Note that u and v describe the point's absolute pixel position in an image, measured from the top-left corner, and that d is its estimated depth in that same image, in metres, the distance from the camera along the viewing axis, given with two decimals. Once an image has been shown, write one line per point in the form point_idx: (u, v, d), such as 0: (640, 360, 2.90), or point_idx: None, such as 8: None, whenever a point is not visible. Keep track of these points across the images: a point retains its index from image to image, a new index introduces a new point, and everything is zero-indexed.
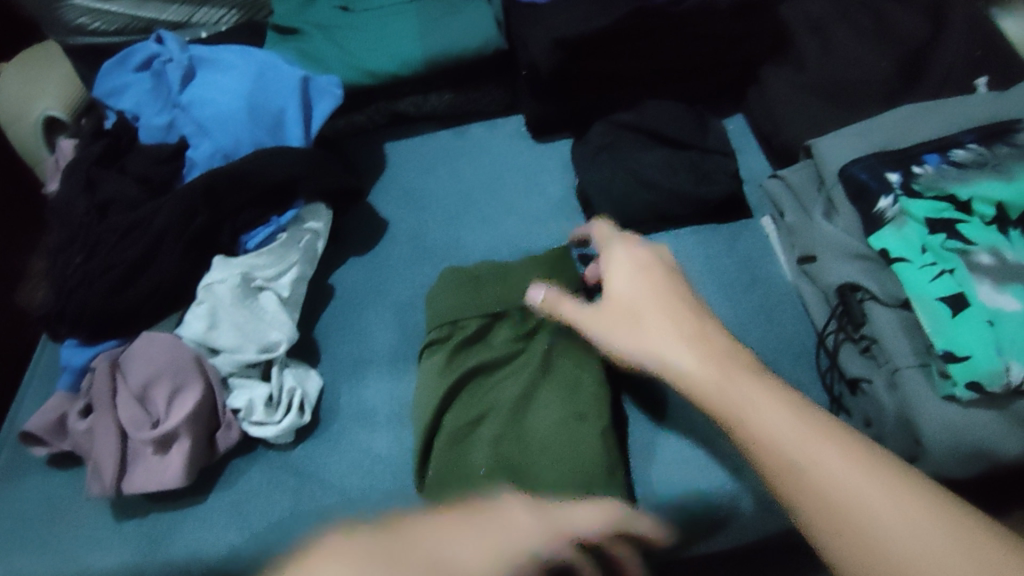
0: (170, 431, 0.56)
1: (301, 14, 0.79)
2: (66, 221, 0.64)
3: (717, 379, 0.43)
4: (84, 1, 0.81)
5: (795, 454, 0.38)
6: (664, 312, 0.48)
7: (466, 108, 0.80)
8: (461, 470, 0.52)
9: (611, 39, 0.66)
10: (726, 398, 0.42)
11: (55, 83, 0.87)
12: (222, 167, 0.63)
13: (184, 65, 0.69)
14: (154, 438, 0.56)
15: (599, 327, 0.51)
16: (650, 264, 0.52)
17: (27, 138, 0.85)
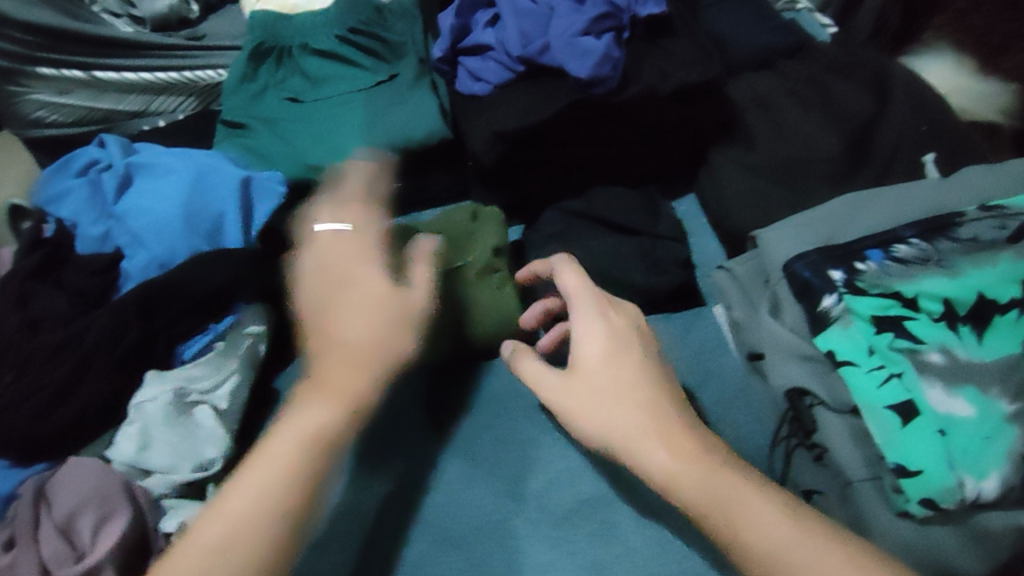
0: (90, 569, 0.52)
1: (250, 108, 0.81)
2: None
3: (623, 411, 0.45)
4: (42, 96, 0.85)
5: (671, 481, 0.43)
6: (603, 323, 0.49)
7: (417, 197, 0.80)
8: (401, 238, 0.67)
9: (554, 131, 0.65)
10: (623, 430, 0.45)
11: (13, 182, 0.90)
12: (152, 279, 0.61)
13: (121, 172, 0.67)
14: (78, 574, 0.51)
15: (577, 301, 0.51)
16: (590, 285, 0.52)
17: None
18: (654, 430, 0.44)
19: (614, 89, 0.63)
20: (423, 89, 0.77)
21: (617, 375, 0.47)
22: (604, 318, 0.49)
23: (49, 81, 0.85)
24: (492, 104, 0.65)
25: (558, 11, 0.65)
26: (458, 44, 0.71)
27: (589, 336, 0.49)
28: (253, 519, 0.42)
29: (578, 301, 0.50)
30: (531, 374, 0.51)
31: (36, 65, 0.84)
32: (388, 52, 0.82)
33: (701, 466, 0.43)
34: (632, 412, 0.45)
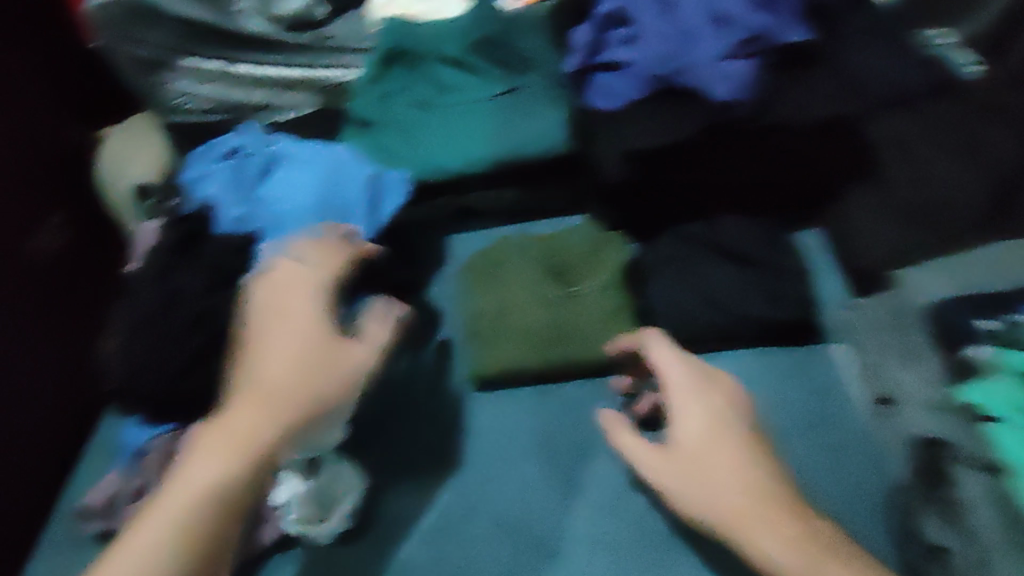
0: None
1: (377, 108, 0.84)
2: (136, 305, 0.62)
3: (742, 497, 0.49)
4: (186, 84, 0.90)
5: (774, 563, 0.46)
6: (709, 411, 0.54)
7: (532, 206, 0.81)
8: (491, 273, 0.71)
9: (682, 156, 0.66)
10: (740, 515, 0.48)
11: (139, 154, 0.95)
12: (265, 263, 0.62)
13: (264, 160, 0.72)
14: None
15: (679, 379, 0.56)
16: (706, 370, 0.56)
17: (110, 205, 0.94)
18: (764, 512, 0.48)
19: (750, 116, 0.64)
20: (551, 102, 0.78)
21: (735, 460, 0.51)
22: (700, 396, 0.54)
23: (193, 72, 0.90)
24: (624, 125, 0.67)
25: (698, 35, 0.67)
26: (592, 59, 0.72)
27: (689, 411, 0.54)
28: (184, 523, 0.49)
29: (670, 376, 0.56)
30: (631, 443, 0.56)
31: (184, 58, 0.89)
32: (518, 65, 0.84)
33: (805, 554, 0.45)
34: (736, 490, 0.49)
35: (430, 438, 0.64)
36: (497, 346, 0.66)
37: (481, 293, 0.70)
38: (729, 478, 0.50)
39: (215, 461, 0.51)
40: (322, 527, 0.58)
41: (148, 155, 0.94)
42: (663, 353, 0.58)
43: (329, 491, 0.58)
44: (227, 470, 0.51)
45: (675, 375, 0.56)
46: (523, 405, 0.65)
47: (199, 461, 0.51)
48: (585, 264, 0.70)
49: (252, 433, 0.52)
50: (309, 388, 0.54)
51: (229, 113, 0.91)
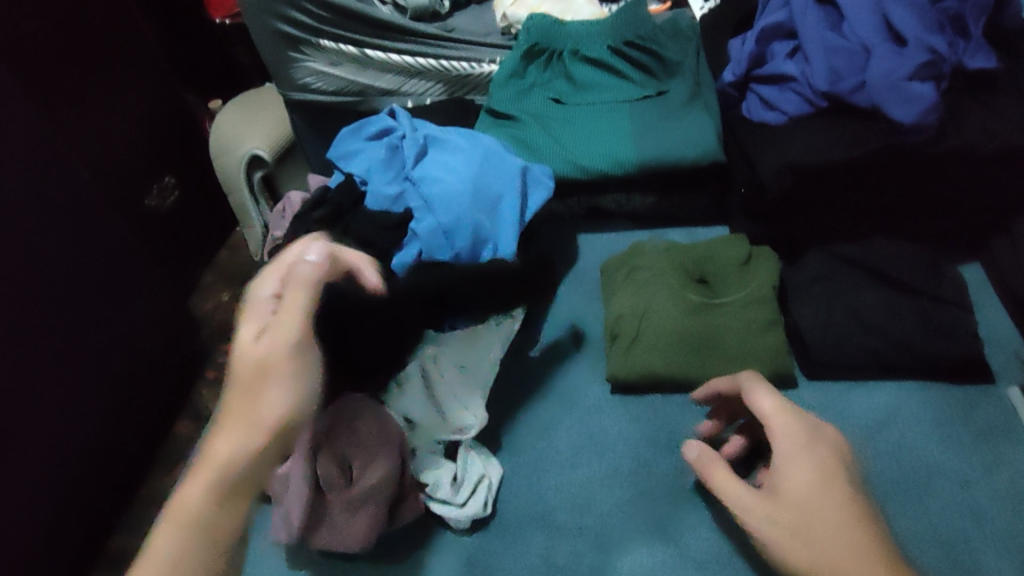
0: (360, 497, 0.57)
1: (517, 103, 0.85)
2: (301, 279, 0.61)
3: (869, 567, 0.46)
4: (315, 64, 0.91)
5: None
6: (817, 463, 0.51)
7: (666, 213, 0.81)
8: (635, 279, 0.71)
9: (850, 172, 0.63)
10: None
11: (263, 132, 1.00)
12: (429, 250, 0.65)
13: (418, 144, 0.71)
14: (343, 501, 0.57)
15: (784, 423, 0.53)
16: (807, 418, 0.53)
17: (229, 174, 1.00)
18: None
19: (933, 138, 0.61)
20: (699, 110, 0.79)
21: (844, 515, 0.49)
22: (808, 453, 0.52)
23: (324, 52, 0.91)
24: (788, 135, 0.65)
25: (877, 52, 0.63)
26: (753, 71, 0.72)
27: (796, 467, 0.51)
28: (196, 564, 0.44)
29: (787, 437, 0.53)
30: (727, 484, 0.52)
31: (320, 38, 0.89)
32: (661, 69, 0.84)
33: None
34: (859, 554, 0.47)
35: (572, 439, 0.65)
36: (635, 350, 0.66)
37: (619, 300, 0.70)
38: (848, 537, 0.48)
39: (210, 492, 0.46)
40: (458, 506, 0.59)
41: (271, 135, 0.99)
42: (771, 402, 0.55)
43: (469, 472, 0.61)
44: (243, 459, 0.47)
45: (786, 421, 0.53)
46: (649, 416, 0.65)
47: (196, 481, 0.47)
48: (731, 275, 0.68)
49: (251, 435, 0.48)
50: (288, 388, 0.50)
51: (356, 96, 0.95)
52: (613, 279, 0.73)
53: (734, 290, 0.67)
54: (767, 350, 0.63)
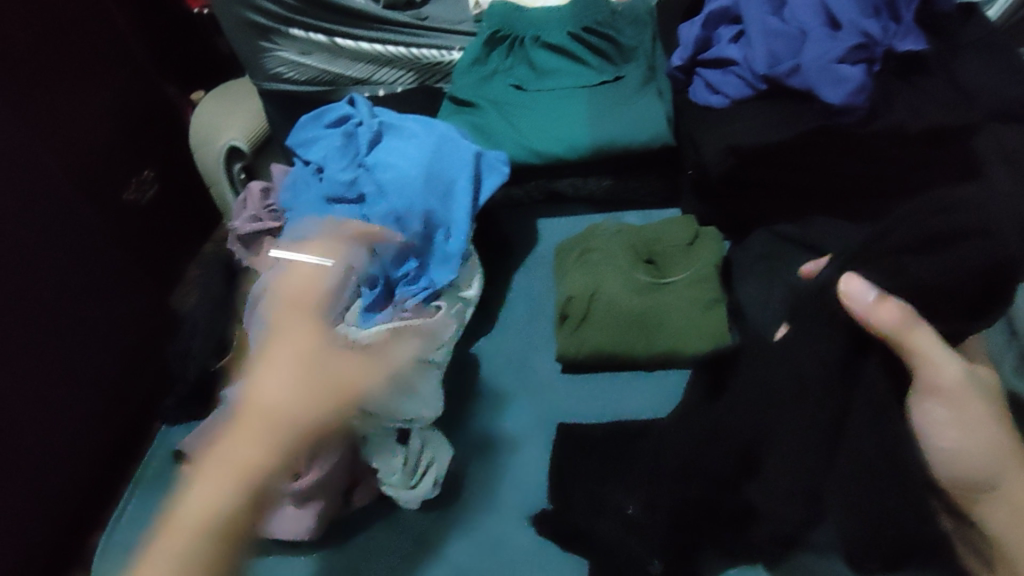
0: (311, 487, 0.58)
1: (477, 89, 0.86)
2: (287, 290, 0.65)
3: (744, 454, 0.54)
4: (285, 54, 0.94)
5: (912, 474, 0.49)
6: (306, 350, 0.55)
7: (622, 197, 0.83)
8: (586, 262, 0.72)
9: (788, 154, 0.65)
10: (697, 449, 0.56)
11: (237, 125, 0.99)
12: (377, 238, 0.66)
13: (373, 130, 0.73)
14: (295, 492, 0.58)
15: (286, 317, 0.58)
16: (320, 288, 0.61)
17: (208, 168, 0.99)
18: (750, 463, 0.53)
19: (862, 119, 0.63)
20: (651, 95, 0.81)
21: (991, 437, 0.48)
22: (964, 390, 0.48)
23: (293, 41, 0.93)
24: (728, 118, 0.67)
25: (812, 36, 0.65)
26: (699, 55, 0.73)
27: (937, 417, 0.48)
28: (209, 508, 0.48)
29: (943, 368, 0.47)
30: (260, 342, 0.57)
31: (289, 27, 0.91)
32: (616, 53, 0.85)
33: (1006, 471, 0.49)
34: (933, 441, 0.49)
35: (520, 421, 0.67)
36: (587, 327, 0.68)
37: (569, 284, 0.71)
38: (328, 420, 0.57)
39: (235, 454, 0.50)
40: (409, 488, 0.61)
41: (249, 127, 0.98)
42: (890, 313, 0.46)
43: (418, 455, 0.62)
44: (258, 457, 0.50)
45: (292, 305, 0.59)
46: (589, 398, 0.68)
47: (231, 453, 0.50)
48: (675, 257, 0.71)
49: (257, 445, 0.51)
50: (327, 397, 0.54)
51: (328, 86, 0.97)
52: (567, 259, 0.75)
53: (682, 270, 0.70)
54: (712, 328, 0.65)
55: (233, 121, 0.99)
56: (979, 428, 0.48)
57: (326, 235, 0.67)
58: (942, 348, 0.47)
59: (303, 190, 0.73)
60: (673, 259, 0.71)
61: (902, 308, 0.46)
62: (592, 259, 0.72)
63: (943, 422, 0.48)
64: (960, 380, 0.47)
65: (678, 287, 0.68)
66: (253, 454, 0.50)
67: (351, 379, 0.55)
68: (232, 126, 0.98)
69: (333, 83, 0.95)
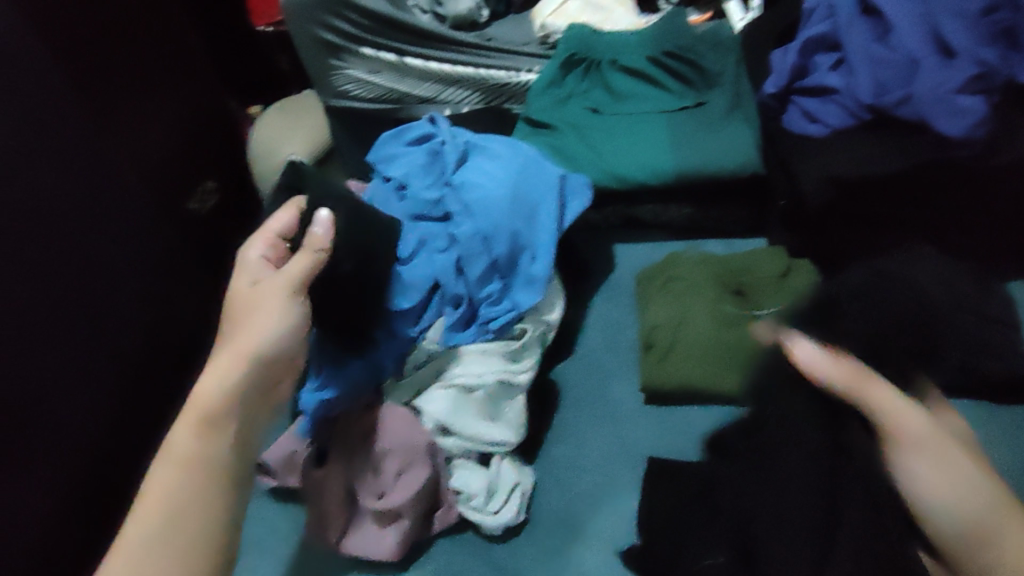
0: (396, 507, 0.59)
1: (556, 113, 0.85)
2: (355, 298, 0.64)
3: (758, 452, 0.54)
4: (356, 72, 0.94)
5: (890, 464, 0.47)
6: (268, 309, 0.53)
7: (702, 225, 0.80)
8: (668, 285, 0.71)
9: (892, 187, 0.63)
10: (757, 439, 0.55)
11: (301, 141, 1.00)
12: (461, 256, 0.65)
13: (460, 150, 0.72)
14: (379, 510, 0.59)
15: (247, 296, 0.54)
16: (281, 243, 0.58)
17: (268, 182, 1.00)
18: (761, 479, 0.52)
19: (985, 155, 0.61)
20: (737, 121, 0.79)
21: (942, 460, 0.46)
22: (937, 440, 0.46)
23: (365, 59, 0.93)
24: (825, 148, 0.65)
25: (925, 65, 0.62)
26: (795, 82, 0.70)
27: (918, 468, 0.46)
28: (211, 511, 0.47)
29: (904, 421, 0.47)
30: (260, 322, 0.52)
31: (361, 46, 0.92)
32: (699, 79, 0.83)
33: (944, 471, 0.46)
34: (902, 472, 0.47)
35: (600, 450, 0.65)
36: (673, 355, 0.65)
37: (651, 309, 0.69)
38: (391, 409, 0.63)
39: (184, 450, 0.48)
40: (489, 514, 0.60)
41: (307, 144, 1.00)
42: (810, 350, 0.50)
43: (500, 479, 0.61)
44: (218, 445, 0.49)
45: (246, 293, 0.55)
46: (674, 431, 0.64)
47: (204, 440, 0.49)
48: (767, 289, 0.68)
49: (198, 425, 0.49)
50: (246, 377, 0.51)
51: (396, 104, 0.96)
52: (647, 281, 0.73)
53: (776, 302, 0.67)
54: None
55: (297, 136, 1.01)
56: (964, 484, 0.45)
57: (408, 253, 0.65)
58: (887, 396, 0.48)
59: (382, 206, 0.71)
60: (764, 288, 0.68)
61: (833, 356, 0.50)
62: (675, 283, 0.71)
63: (918, 482, 0.46)
64: (913, 426, 0.47)
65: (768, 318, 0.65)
66: (228, 428, 0.50)
67: (246, 347, 0.51)
68: (294, 141, 0.99)
69: (401, 101, 0.95)
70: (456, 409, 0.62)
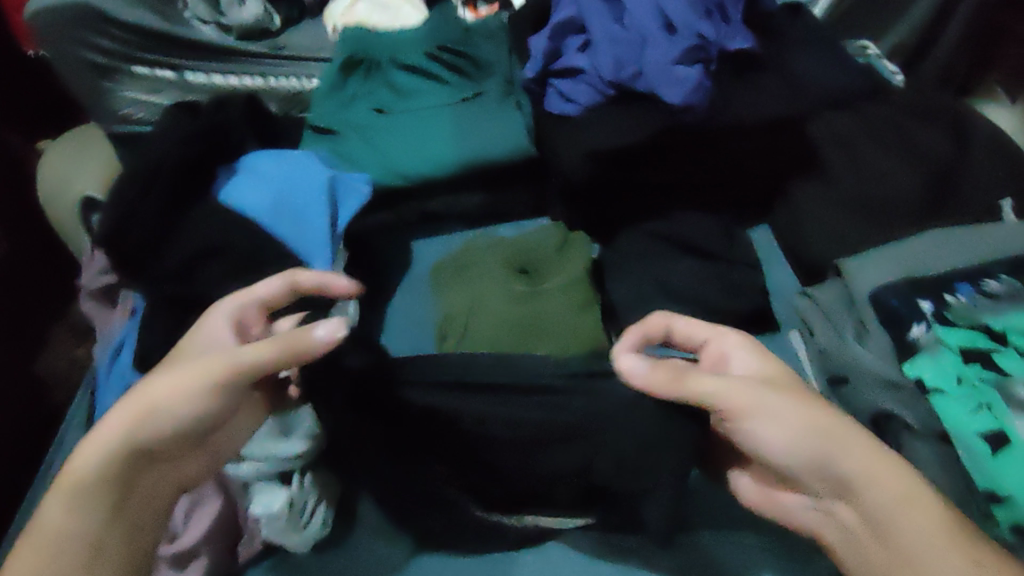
0: (187, 548, 0.57)
1: (340, 116, 0.84)
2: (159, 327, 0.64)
3: (822, 429, 0.46)
4: (132, 92, 0.90)
5: (891, 497, 0.44)
6: (198, 363, 0.48)
7: (495, 211, 0.84)
8: (462, 270, 0.73)
9: (643, 154, 0.68)
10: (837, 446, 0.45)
11: (97, 175, 0.83)
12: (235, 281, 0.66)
13: (231, 167, 0.74)
14: (168, 556, 0.56)
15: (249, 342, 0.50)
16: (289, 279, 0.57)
17: (64, 224, 0.83)
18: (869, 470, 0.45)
19: (702, 115, 0.68)
20: (512, 108, 0.81)
21: (794, 405, 0.47)
22: (844, 432, 0.46)
23: (140, 80, 0.89)
24: (585, 124, 0.69)
25: (651, 41, 0.68)
26: (550, 65, 0.75)
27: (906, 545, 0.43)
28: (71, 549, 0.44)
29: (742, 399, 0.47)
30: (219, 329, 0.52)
31: (133, 65, 0.88)
32: (475, 71, 0.86)
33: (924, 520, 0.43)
34: (810, 417, 0.47)
35: None
36: (472, 334, 0.66)
37: (448, 292, 0.72)
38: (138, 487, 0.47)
39: (98, 471, 0.45)
40: (297, 533, 0.57)
41: (101, 174, 0.83)
42: (213, 328, 0.53)
43: (305, 497, 0.57)
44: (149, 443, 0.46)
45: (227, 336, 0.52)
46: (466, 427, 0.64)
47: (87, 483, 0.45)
48: (547, 265, 0.72)
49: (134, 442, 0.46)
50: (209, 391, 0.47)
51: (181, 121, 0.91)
52: (443, 267, 0.75)
53: (557, 271, 0.70)
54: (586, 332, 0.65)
55: (85, 170, 0.84)
56: (946, 572, 0.41)
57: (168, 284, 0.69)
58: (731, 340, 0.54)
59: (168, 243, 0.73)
60: (530, 264, 0.72)
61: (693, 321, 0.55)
62: (468, 265, 0.74)
63: (921, 518, 0.43)
64: (796, 421, 0.47)
65: (545, 292, 0.68)
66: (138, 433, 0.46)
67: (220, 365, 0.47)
68: (84, 175, 0.83)
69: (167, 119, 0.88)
70: None
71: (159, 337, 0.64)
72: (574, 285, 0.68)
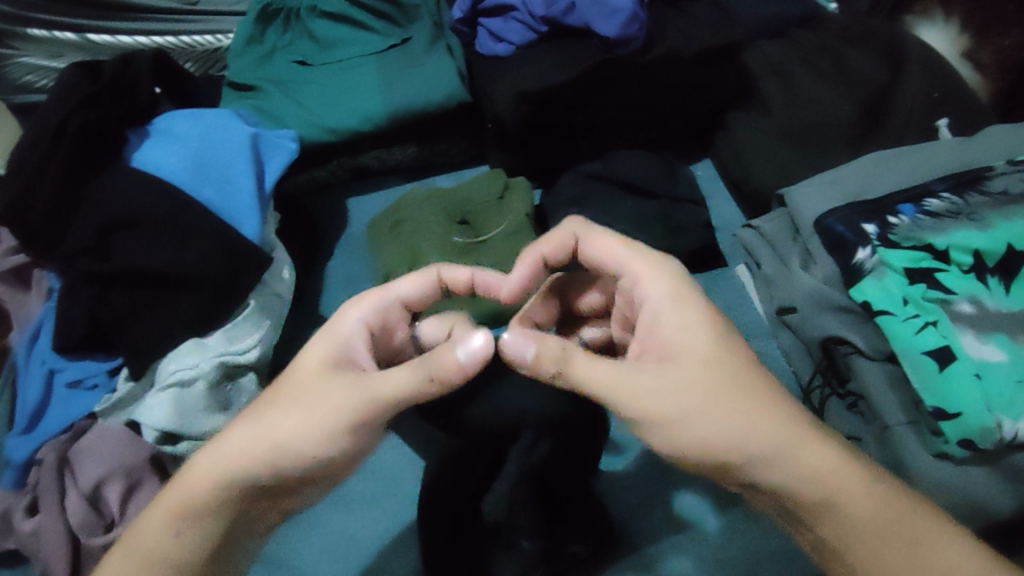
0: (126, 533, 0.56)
1: (257, 70, 0.78)
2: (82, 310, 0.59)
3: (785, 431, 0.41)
4: (31, 58, 0.80)
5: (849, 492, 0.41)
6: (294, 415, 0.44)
7: (431, 161, 0.81)
8: (397, 226, 0.70)
9: (579, 92, 0.66)
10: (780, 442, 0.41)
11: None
12: (159, 249, 0.59)
13: (142, 132, 0.67)
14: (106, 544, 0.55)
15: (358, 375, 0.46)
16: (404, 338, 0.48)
17: None
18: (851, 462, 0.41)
19: (639, 49, 0.65)
20: (442, 51, 0.77)
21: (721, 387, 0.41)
22: (777, 430, 0.41)
23: (39, 43, 0.80)
24: (517, 65, 0.66)
25: None
26: (477, 5, 0.71)
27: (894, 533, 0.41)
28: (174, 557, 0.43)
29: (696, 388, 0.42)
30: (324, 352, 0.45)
31: (28, 27, 0.79)
32: (401, 15, 0.80)
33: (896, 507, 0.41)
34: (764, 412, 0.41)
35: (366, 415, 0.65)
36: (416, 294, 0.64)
37: (387, 249, 0.69)
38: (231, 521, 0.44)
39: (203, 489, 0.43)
40: None
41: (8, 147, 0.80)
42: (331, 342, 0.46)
43: None
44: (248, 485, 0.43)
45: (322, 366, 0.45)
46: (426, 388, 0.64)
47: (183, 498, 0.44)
48: (490, 214, 0.69)
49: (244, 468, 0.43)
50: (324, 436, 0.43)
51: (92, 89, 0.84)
52: (380, 224, 0.71)
53: (500, 217, 0.68)
54: None
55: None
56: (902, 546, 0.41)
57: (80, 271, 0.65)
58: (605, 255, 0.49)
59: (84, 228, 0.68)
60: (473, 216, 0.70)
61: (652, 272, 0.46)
62: (404, 218, 0.70)
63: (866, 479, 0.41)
64: (727, 417, 0.40)
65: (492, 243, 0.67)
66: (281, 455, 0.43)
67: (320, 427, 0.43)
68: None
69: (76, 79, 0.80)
70: (179, 415, 0.58)
71: (80, 317, 0.59)
72: (520, 232, 0.67)
